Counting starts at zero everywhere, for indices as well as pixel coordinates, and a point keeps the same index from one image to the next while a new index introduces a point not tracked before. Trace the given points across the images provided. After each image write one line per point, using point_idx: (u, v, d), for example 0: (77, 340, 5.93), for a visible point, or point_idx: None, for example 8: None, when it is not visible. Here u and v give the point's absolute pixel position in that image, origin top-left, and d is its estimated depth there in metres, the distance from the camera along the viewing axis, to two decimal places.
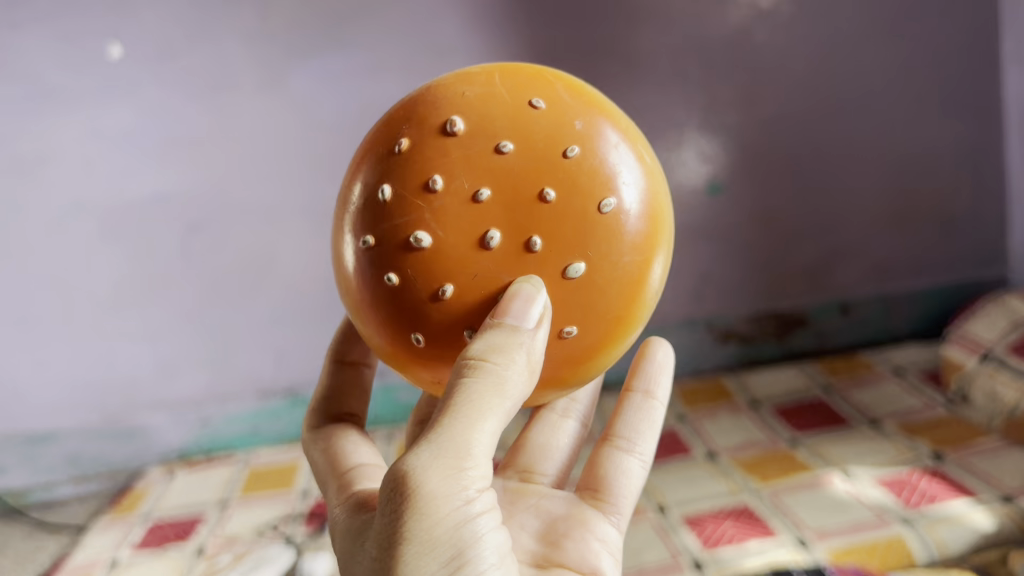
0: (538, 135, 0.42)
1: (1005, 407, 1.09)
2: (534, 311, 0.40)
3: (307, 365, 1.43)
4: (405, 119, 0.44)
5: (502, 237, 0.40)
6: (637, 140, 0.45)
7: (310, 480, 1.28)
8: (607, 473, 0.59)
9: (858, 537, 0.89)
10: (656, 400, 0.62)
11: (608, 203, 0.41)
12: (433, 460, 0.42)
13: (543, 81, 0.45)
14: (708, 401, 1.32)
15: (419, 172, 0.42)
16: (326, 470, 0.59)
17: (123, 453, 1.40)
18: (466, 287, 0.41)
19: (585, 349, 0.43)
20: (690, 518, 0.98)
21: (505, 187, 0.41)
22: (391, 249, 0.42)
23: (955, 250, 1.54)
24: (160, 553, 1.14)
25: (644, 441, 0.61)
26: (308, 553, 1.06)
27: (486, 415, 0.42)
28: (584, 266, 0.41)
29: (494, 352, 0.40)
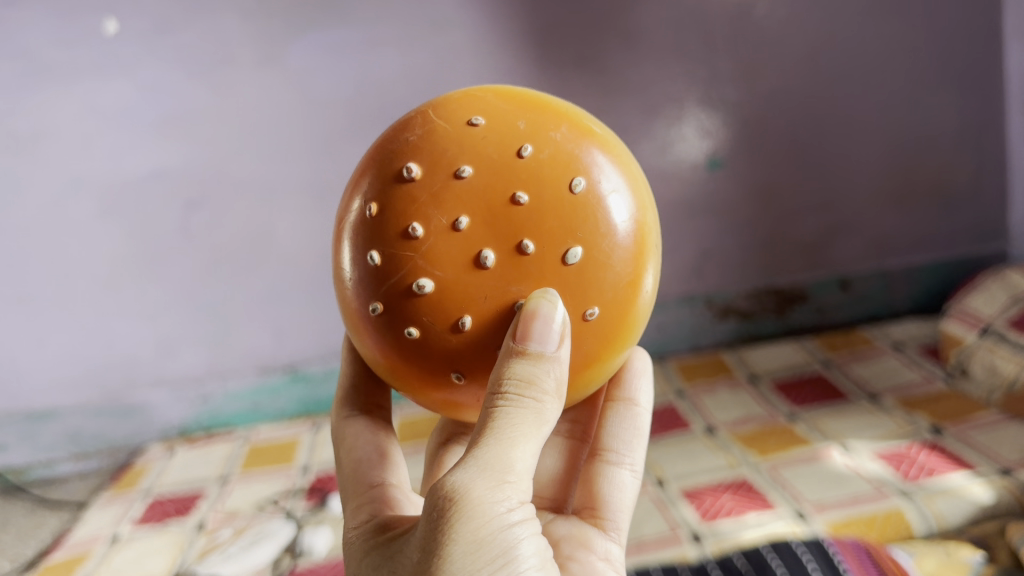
0: (488, 147, 0.42)
1: (1005, 381, 1.09)
2: (555, 329, 0.40)
3: (307, 342, 1.44)
4: (367, 182, 0.45)
5: (497, 254, 0.40)
6: (581, 120, 0.45)
7: (310, 456, 1.28)
8: (602, 491, 0.62)
9: (856, 509, 0.89)
10: (640, 408, 0.64)
11: (577, 181, 0.41)
12: (477, 474, 0.41)
13: (477, 101, 0.45)
14: (707, 375, 1.32)
15: (394, 224, 0.42)
16: (350, 480, 0.55)
17: (123, 430, 1.41)
18: (482, 312, 0.41)
19: (606, 326, 0.43)
20: (689, 492, 0.99)
21: (478, 208, 0.40)
22: (398, 303, 0.42)
23: (957, 225, 1.54)
24: (160, 528, 1.14)
25: (632, 452, 0.64)
26: (308, 528, 1.07)
27: (527, 436, 0.42)
28: (581, 246, 0.41)
29: (530, 382, 0.41)
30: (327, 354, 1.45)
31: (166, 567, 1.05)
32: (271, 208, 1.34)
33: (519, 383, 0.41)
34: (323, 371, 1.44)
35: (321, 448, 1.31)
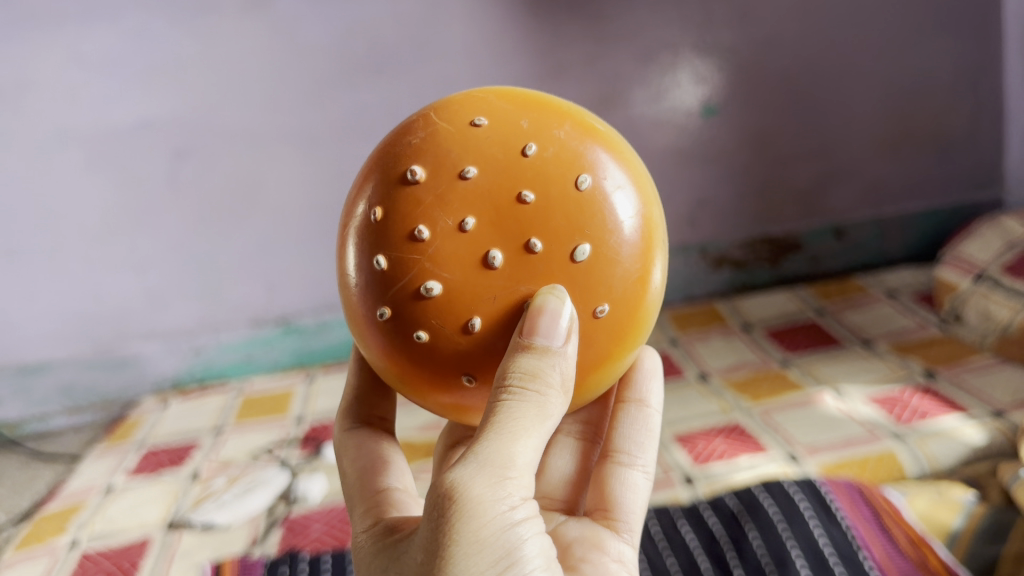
0: (491, 147, 0.41)
1: (999, 325, 1.09)
2: (562, 325, 0.39)
3: (299, 293, 1.43)
4: (368, 186, 0.43)
5: (506, 254, 0.39)
6: (583, 118, 0.44)
7: (305, 406, 1.28)
8: (613, 493, 0.58)
9: (848, 452, 0.90)
10: (650, 408, 0.60)
11: (584, 177, 0.40)
12: (478, 470, 0.40)
13: (477, 100, 0.44)
14: (700, 325, 1.32)
15: (399, 226, 0.40)
16: (357, 488, 0.54)
17: (116, 383, 1.41)
18: (493, 313, 0.40)
19: (617, 324, 0.42)
20: (682, 436, 0.99)
21: (485, 208, 0.40)
22: (406, 309, 0.40)
23: (952, 171, 1.53)
24: (155, 478, 1.14)
25: (644, 452, 0.60)
26: (303, 475, 1.08)
27: (529, 429, 0.40)
28: (589, 243, 0.40)
29: (535, 376, 0.39)
30: (320, 305, 1.45)
31: (160, 516, 1.05)
32: (260, 157, 1.32)
33: (521, 376, 0.39)
34: (316, 323, 1.44)
35: (315, 398, 1.31)
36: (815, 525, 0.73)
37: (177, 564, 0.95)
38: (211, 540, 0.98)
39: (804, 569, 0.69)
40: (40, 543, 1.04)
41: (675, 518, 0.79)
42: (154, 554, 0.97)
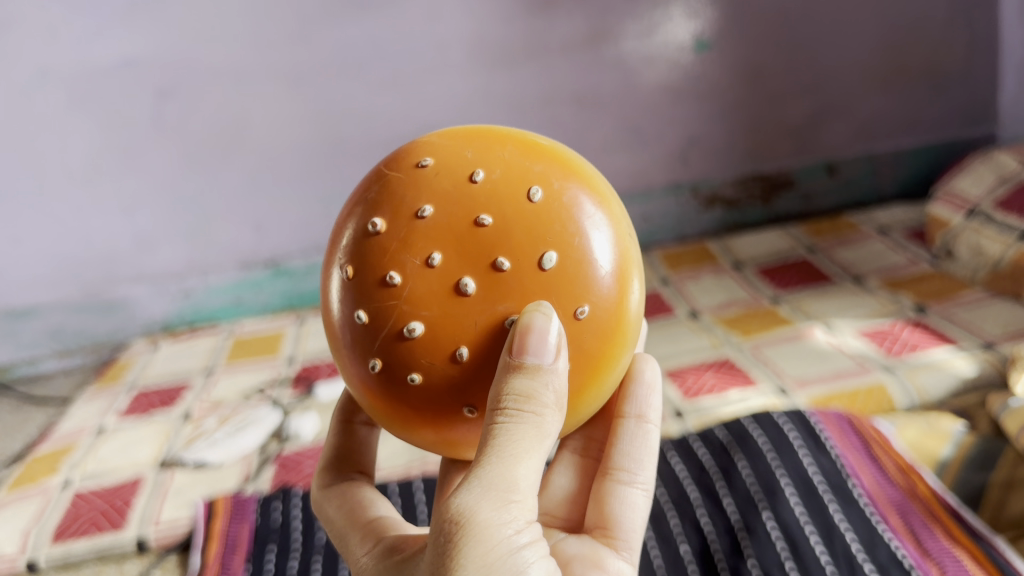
0: (442, 182, 0.40)
1: (990, 261, 1.09)
2: (550, 340, 0.37)
3: (287, 236, 1.41)
4: (336, 251, 0.42)
5: (476, 278, 0.38)
6: (526, 137, 0.43)
7: (296, 347, 1.28)
8: (608, 514, 0.50)
9: (838, 384, 0.90)
10: (652, 422, 0.51)
11: (534, 189, 0.39)
12: (482, 495, 0.37)
13: (420, 144, 0.43)
14: (691, 263, 1.31)
15: (369, 275, 0.39)
16: (346, 527, 0.50)
17: (105, 325, 1.41)
18: (476, 338, 0.38)
19: (601, 326, 0.40)
20: (672, 371, 0.99)
21: (448, 241, 0.38)
22: (394, 353, 0.39)
23: (946, 108, 1.52)
24: (146, 418, 1.14)
25: (644, 468, 0.51)
26: (295, 414, 1.08)
27: (529, 450, 0.38)
28: (556, 250, 0.38)
29: (529, 398, 0.37)
30: (310, 247, 1.43)
31: (152, 455, 1.05)
32: (246, 95, 1.30)
33: (516, 398, 0.37)
34: (306, 266, 1.43)
35: (306, 339, 1.31)
36: (804, 455, 0.73)
37: (170, 503, 0.96)
38: (203, 478, 0.99)
39: (793, 497, 0.69)
40: (32, 484, 1.04)
41: (665, 452, 0.80)
42: (147, 493, 0.98)
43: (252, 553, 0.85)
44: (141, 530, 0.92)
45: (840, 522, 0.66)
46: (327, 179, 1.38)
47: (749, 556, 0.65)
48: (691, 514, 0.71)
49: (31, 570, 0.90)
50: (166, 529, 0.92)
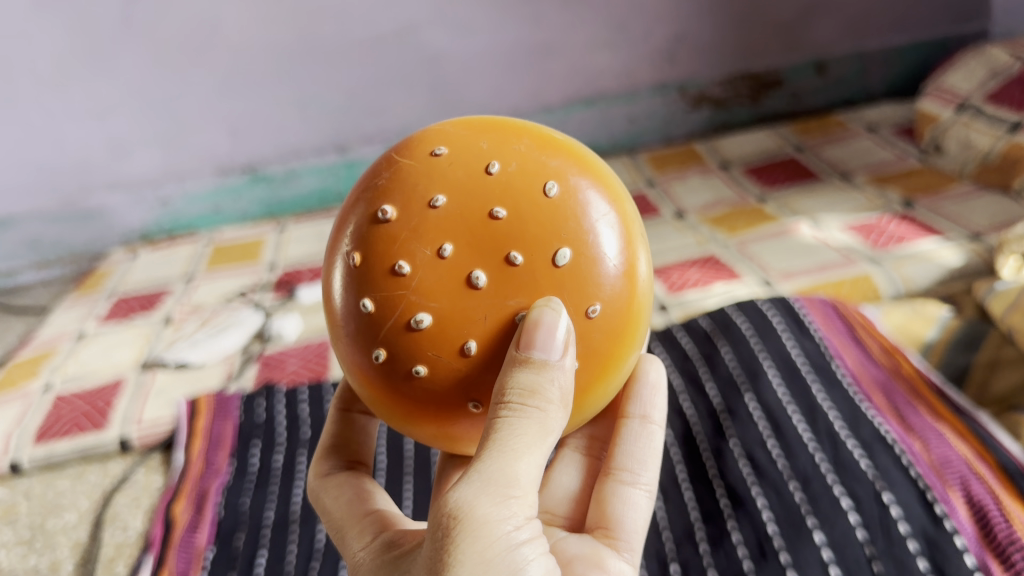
0: (456, 172, 0.37)
1: (980, 153, 1.06)
2: (559, 337, 0.34)
3: (265, 140, 1.38)
4: (341, 238, 0.39)
5: (488, 272, 0.35)
6: (541, 131, 0.40)
7: (276, 253, 1.26)
8: (609, 513, 0.48)
9: (824, 276, 0.89)
10: (655, 423, 0.50)
11: (550, 184, 0.36)
12: (482, 488, 0.35)
13: (431, 132, 0.40)
14: (677, 164, 1.29)
15: (376, 263, 0.36)
16: (343, 519, 0.46)
17: (83, 235, 1.40)
18: (487, 334, 0.35)
19: (611, 323, 0.37)
20: (657, 269, 0.98)
21: (460, 232, 0.35)
22: (400, 345, 0.36)
23: (938, 2, 1.48)
24: (126, 323, 1.13)
25: (648, 468, 0.49)
26: (277, 315, 1.07)
27: (531, 446, 0.35)
28: (571, 246, 0.36)
29: (535, 393, 0.34)
30: (288, 152, 1.40)
31: (133, 358, 1.04)
32: None
33: (520, 392, 0.34)
34: (284, 172, 1.40)
35: (287, 246, 1.28)
36: (787, 338, 0.73)
37: (152, 403, 0.95)
38: (186, 378, 0.98)
39: (775, 379, 0.69)
40: (12, 388, 1.03)
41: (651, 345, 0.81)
42: (128, 394, 0.97)
43: (236, 450, 0.86)
44: (123, 430, 0.91)
45: (823, 402, 0.66)
46: (303, 79, 1.33)
47: (731, 438, 0.66)
48: (675, 401, 0.73)
49: (15, 472, 0.90)
50: (149, 428, 0.91)
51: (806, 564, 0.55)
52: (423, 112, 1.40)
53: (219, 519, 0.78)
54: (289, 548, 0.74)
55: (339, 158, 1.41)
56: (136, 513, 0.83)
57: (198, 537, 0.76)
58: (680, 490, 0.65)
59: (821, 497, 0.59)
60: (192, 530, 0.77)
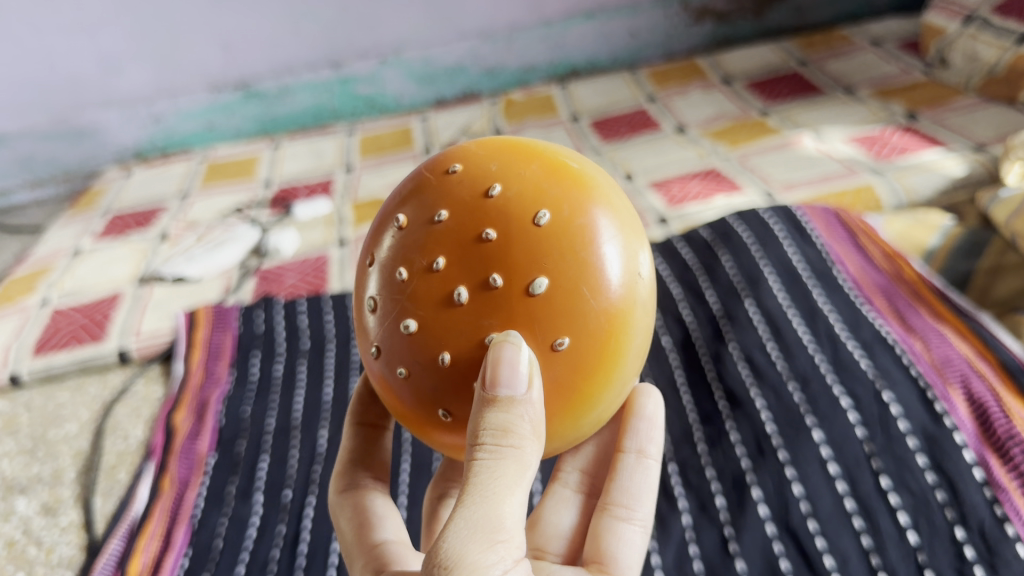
0: (462, 191, 0.37)
1: (985, 66, 1.04)
2: (523, 370, 0.33)
3: (257, 57, 1.35)
4: (371, 239, 0.40)
5: (470, 288, 0.34)
6: (561, 157, 0.39)
7: (272, 170, 1.25)
8: (605, 547, 0.45)
9: (825, 187, 0.88)
10: (652, 457, 0.48)
11: (543, 213, 0.35)
12: (468, 536, 0.33)
13: (457, 150, 0.40)
14: (679, 79, 1.27)
15: (386, 267, 0.37)
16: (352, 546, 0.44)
17: (76, 151, 1.39)
18: (462, 349, 0.34)
19: (585, 356, 0.35)
20: (657, 183, 0.98)
21: (452, 246, 0.35)
22: (392, 343, 0.36)
23: None
24: (122, 240, 1.12)
25: (643, 504, 0.47)
26: (274, 230, 1.05)
27: (512, 487, 0.34)
28: (551, 274, 0.34)
29: (506, 432, 0.34)
30: (282, 69, 1.37)
31: (130, 273, 1.04)
32: None
33: (493, 432, 0.34)
34: (277, 89, 1.38)
35: (282, 163, 1.27)
36: (789, 245, 0.72)
37: (150, 315, 0.95)
38: (183, 292, 0.98)
39: (776, 284, 0.69)
40: (10, 303, 1.02)
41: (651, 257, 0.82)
42: (126, 307, 0.97)
43: (236, 361, 0.86)
44: (121, 342, 0.92)
45: (823, 304, 0.66)
46: None
47: (731, 341, 0.67)
48: (674, 309, 0.74)
49: (15, 384, 0.91)
50: (147, 339, 0.92)
51: (806, 463, 0.56)
52: (420, 26, 1.36)
53: (220, 426, 0.79)
54: (291, 452, 0.74)
55: (332, 74, 1.39)
56: (137, 423, 0.84)
57: (200, 445, 0.77)
58: (679, 394, 0.67)
59: (821, 396, 0.59)
60: (193, 437, 0.78)
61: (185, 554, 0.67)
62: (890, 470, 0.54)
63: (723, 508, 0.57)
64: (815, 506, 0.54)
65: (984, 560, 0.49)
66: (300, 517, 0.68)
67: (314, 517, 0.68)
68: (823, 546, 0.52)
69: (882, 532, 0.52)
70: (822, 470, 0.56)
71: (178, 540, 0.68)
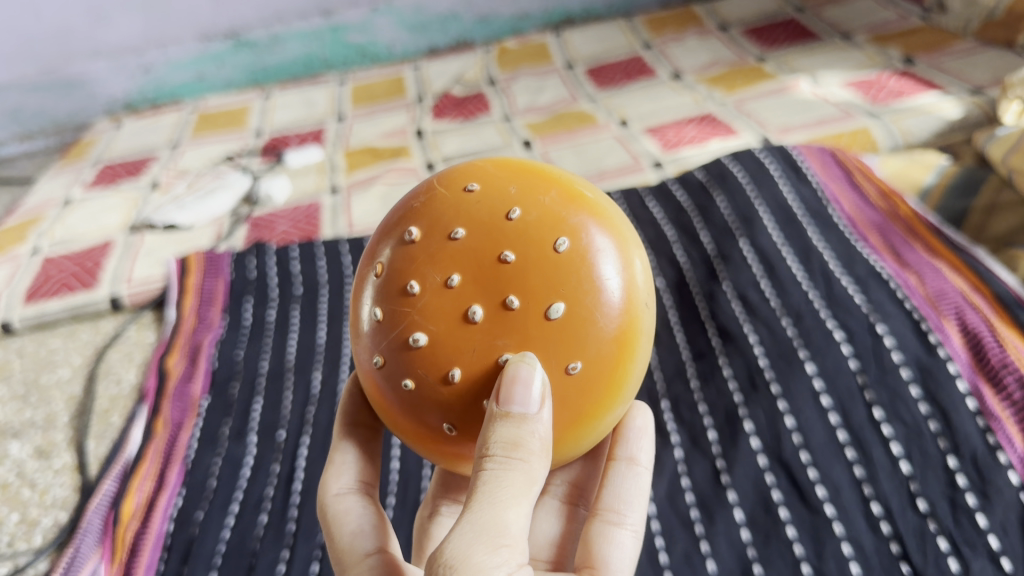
0: (479, 209, 0.36)
1: (985, 10, 1.02)
2: (536, 391, 0.32)
3: (247, 5, 1.33)
4: (374, 249, 0.38)
5: (487, 308, 0.34)
6: (575, 185, 0.38)
7: (263, 120, 1.24)
8: (596, 552, 0.43)
9: (821, 130, 0.88)
10: (642, 464, 0.47)
11: (562, 240, 0.34)
12: (474, 538, 0.32)
13: (469, 167, 0.39)
14: (675, 26, 1.25)
15: (393, 278, 0.36)
16: (345, 553, 0.41)
17: (65, 103, 1.37)
18: (474, 370, 0.34)
19: (594, 382, 0.35)
20: (652, 128, 0.97)
21: (470, 266, 0.34)
22: (396, 357, 0.35)
23: None
24: (113, 189, 1.11)
25: (633, 509, 0.46)
26: (265, 177, 1.04)
27: (519, 497, 0.33)
28: (568, 301, 0.34)
29: (516, 446, 0.33)
30: (272, 18, 1.35)
31: (122, 221, 1.03)
32: None
33: (504, 444, 0.33)
34: (268, 38, 1.37)
35: (273, 112, 1.26)
36: (784, 185, 0.72)
37: (142, 262, 0.94)
38: (175, 239, 0.97)
39: (770, 223, 0.69)
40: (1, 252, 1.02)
41: (645, 198, 0.81)
42: (118, 254, 0.96)
43: (229, 306, 0.85)
44: (113, 289, 0.91)
45: (817, 242, 0.66)
46: None
47: (724, 281, 0.67)
48: (667, 250, 0.74)
49: (7, 331, 0.90)
50: (139, 287, 0.91)
51: (799, 396, 0.57)
52: None
53: (213, 370, 0.79)
54: (285, 395, 0.74)
55: (324, 23, 1.37)
56: (130, 367, 0.84)
57: (193, 388, 0.77)
58: (672, 333, 0.67)
59: (814, 330, 0.59)
60: (186, 381, 0.77)
61: (178, 494, 0.67)
62: (883, 402, 0.54)
63: (716, 441, 0.58)
64: (808, 439, 0.55)
65: (976, 487, 0.49)
66: (294, 457, 0.68)
67: (309, 456, 0.68)
68: (816, 478, 0.53)
69: (875, 462, 0.52)
70: (815, 404, 0.56)
71: (172, 480, 0.68)
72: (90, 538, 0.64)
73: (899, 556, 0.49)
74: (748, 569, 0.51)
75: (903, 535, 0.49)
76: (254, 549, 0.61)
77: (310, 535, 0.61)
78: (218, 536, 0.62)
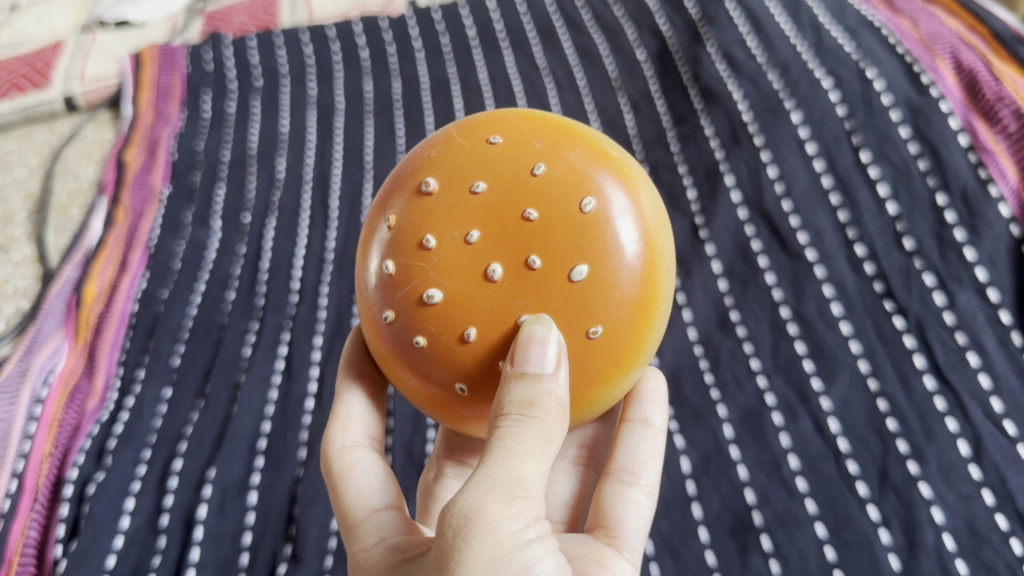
0: (502, 163, 0.31)
1: None
2: (552, 353, 0.28)
3: None
4: (382, 200, 0.33)
5: (507, 267, 0.29)
6: (601, 141, 0.33)
7: None
8: (608, 512, 0.40)
9: None
10: (657, 426, 0.43)
11: (589, 200, 0.29)
12: (488, 490, 0.27)
13: (492, 117, 0.33)
14: None
15: (404, 231, 0.30)
16: (350, 509, 0.35)
17: None
18: (494, 334, 0.29)
19: (614, 349, 0.30)
20: None
21: (491, 221, 0.29)
22: (405, 315, 0.30)
23: None
24: None
25: (648, 469, 0.41)
26: None
27: (538, 453, 0.29)
28: (594, 263, 0.29)
29: (533, 404, 0.28)
30: None
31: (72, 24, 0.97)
32: None
33: (518, 403, 0.28)
34: None
35: None
36: None
37: (96, 60, 0.88)
38: (129, 37, 0.92)
39: None
40: None
41: None
42: (68, 53, 0.88)
43: (187, 100, 0.80)
44: (67, 87, 0.86)
45: None
46: None
47: (709, 42, 0.63)
48: (649, 20, 0.69)
49: None
50: (94, 85, 0.86)
51: (783, 146, 0.54)
52: None
53: (174, 160, 0.75)
54: (248, 180, 0.71)
55: None
56: (88, 164, 0.80)
57: (154, 177, 0.73)
58: (652, 102, 0.64)
59: (801, 80, 0.56)
60: (146, 171, 0.73)
61: (142, 278, 0.64)
62: (871, 144, 0.51)
63: (696, 201, 0.57)
64: (791, 187, 0.53)
65: (965, 222, 0.47)
66: (261, 237, 0.65)
67: (275, 235, 0.65)
68: (797, 225, 0.52)
69: (860, 205, 0.50)
70: (800, 151, 0.53)
71: (136, 263, 0.65)
72: (53, 319, 0.60)
73: (883, 294, 0.48)
74: (724, 316, 0.51)
75: (887, 273, 0.48)
76: (221, 323, 0.59)
77: (278, 308, 0.59)
78: (184, 313, 0.60)
